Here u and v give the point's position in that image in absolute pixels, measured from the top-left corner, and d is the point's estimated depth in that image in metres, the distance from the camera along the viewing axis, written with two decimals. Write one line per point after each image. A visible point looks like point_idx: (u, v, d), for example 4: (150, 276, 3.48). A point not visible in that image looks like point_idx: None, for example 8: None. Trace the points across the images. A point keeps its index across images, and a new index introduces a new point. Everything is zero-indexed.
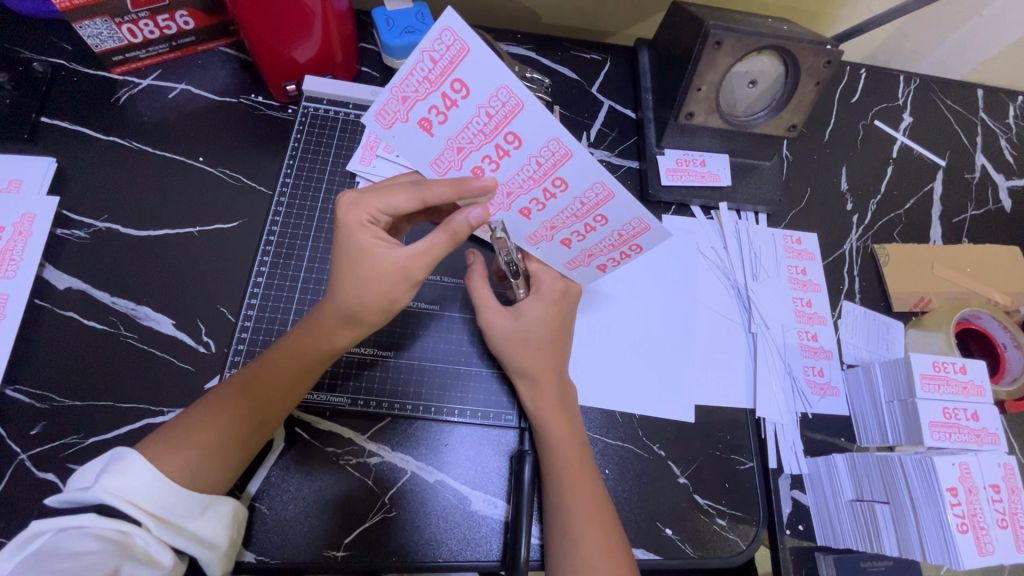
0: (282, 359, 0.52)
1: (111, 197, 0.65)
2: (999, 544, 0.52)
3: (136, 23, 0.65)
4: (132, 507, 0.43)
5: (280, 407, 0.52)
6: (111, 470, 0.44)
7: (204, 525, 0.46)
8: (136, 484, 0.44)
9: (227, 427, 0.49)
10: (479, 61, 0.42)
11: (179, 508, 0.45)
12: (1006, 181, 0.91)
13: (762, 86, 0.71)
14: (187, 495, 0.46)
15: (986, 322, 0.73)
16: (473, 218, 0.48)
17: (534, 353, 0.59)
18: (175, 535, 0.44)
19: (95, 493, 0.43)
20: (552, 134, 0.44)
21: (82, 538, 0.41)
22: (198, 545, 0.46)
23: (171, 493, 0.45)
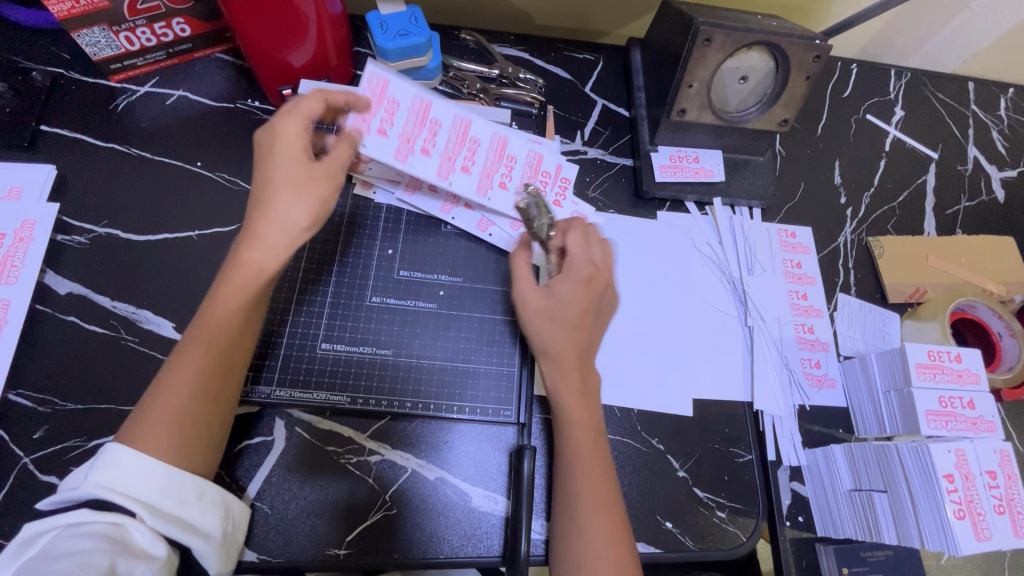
0: (224, 296, 0.49)
1: (111, 201, 0.66)
2: (996, 530, 0.52)
3: (133, 30, 0.67)
4: (129, 496, 0.44)
5: (238, 349, 0.50)
6: (100, 464, 0.44)
7: (198, 514, 0.47)
8: (128, 475, 0.44)
9: (196, 384, 0.48)
10: (440, 104, 0.63)
11: (172, 498, 0.45)
12: (999, 173, 0.92)
13: (753, 82, 0.71)
14: (179, 484, 0.46)
15: (981, 312, 0.74)
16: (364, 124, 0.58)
17: (565, 344, 0.58)
18: (173, 525, 0.45)
19: (88, 487, 0.44)
20: (372, 69, 0.60)
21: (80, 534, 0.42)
22: (194, 534, 0.46)
23: (162, 483, 0.45)
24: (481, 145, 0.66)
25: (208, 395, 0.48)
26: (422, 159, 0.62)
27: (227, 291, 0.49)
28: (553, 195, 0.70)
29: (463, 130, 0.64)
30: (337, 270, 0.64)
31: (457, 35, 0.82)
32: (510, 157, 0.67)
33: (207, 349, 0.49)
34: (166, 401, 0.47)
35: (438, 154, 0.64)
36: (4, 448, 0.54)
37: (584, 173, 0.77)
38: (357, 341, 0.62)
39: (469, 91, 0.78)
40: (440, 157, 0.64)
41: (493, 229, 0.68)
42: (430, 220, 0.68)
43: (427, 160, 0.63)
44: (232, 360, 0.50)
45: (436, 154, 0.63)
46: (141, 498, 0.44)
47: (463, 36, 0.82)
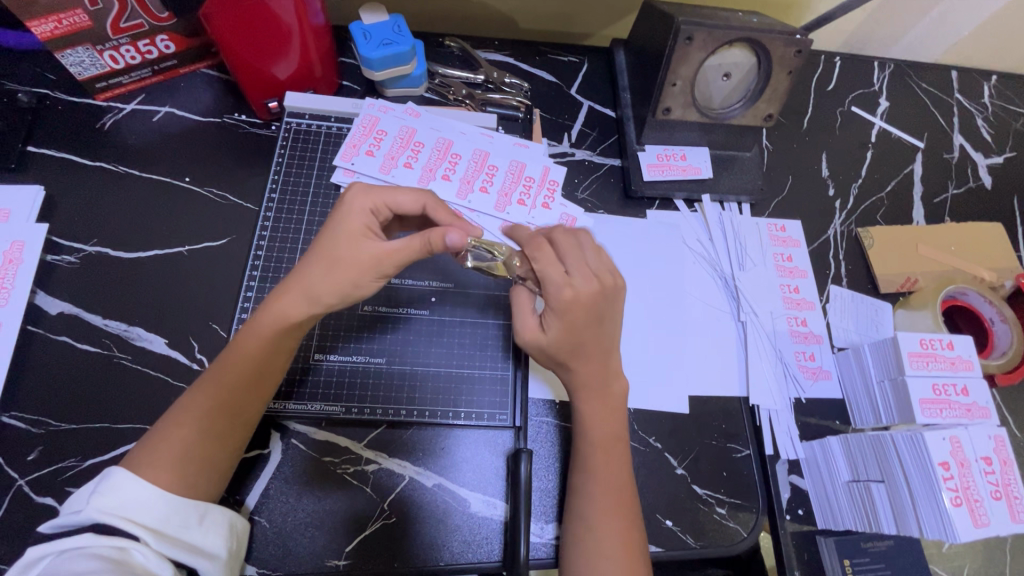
0: (247, 340, 0.51)
1: (100, 219, 0.66)
2: (994, 516, 0.52)
3: (117, 49, 0.67)
4: (133, 521, 0.44)
5: (254, 400, 0.52)
6: (105, 488, 0.45)
7: (202, 536, 0.47)
8: (135, 498, 0.45)
9: (206, 423, 0.49)
10: (422, 128, 0.69)
11: (177, 521, 0.46)
12: (985, 160, 0.92)
13: (737, 78, 0.72)
14: (184, 506, 0.46)
15: (972, 298, 0.74)
16: (449, 239, 0.51)
17: (602, 364, 0.56)
18: (178, 547, 0.45)
19: (92, 511, 0.43)
20: (365, 110, 0.70)
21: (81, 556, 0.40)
22: (200, 556, 0.46)
23: (168, 505, 0.46)
24: (461, 159, 0.68)
25: (213, 437, 0.49)
26: (403, 171, 0.66)
27: (247, 339, 0.51)
28: (542, 198, 0.68)
29: (445, 147, 0.68)
30: None
31: (442, 42, 0.82)
32: (492, 166, 0.68)
33: (224, 394, 0.50)
34: (173, 437, 0.48)
35: (419, 166, 0.67)
36: None
37: (572, 174, 0.78)
38: (351, 351, 0.62)
39: (455, 97, 0.78)
40: (421, 168, 0.66)
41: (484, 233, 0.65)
42: None
43: (407, 172, 0.66)
44: (244, 408, 0.51)
45: (418, 167, 0.66)
46: (145, 522, 0.44)
47: (448, 43, 0.82)
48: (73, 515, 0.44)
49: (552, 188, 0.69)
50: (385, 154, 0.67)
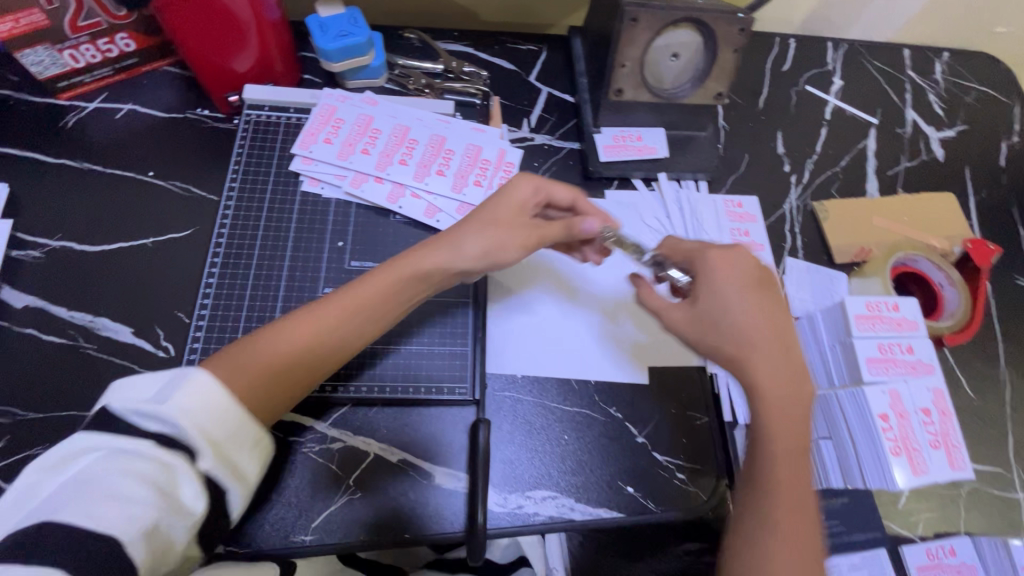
0: (360, 290, 0.55)
1: (65, 215, 0.67)
2: (933, 464, 0.55)
3: (77, 47, 0.68)
4: (197, 429, 0.42)
5: (348, 343, 0.54)
6: (186, 387, 0.43)
7: (248, 460, 0.45)
8: (209, 410, 0.43)
9: (299, 353, 0.51)
10: (379, 116, 0.71)
11: (234, 438, 0.44)
12: (937, 133, 0.95)
13: (685, 58, 0.74)
14: (243, 427, 0.44)
15: (922, 264, 0.76)
16: (589, 226, 0.61)
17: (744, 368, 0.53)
18: (224, 470, 0.43)
19: (164, 411, 0.42)
20: (322, 100, 0.72)
21: (125, 466, 0.40)
22: (238, 481, 0.44)
23: (231, 423, 0.44)
24: (418, 144, 0.70)
25: (302, 368, 0.52)
26: (360, 158, 0.68)
27: (354, 289, 0.55)
28: (497, 179, 0.70)
29: (402, 134, 0.70)
30: (289, 264, 0.65)
31: (401, 34, 0.84)
32: (449, 150, 0.70)
33: (313, 337, 0.52)
34: (275, 360, 0.50)
35: (376, 152, 0.69)
36: None
37: (531, 158, 0.79)
38: None
39: (415, 86, 0.80)
40: (378, 155, 0.69)
41: (440, 214, 0.68)
42: (378, 210, 0.68)
43: (365, 158, 0.68)
44: (341, 349, 0.54)
45: (374, 152, 0.68)
46: (202, 437, 0.42)
47: (407, 35, 0.84)
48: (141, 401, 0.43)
49: (507, 170, 0.71)
50: (343, 141, 0.69)
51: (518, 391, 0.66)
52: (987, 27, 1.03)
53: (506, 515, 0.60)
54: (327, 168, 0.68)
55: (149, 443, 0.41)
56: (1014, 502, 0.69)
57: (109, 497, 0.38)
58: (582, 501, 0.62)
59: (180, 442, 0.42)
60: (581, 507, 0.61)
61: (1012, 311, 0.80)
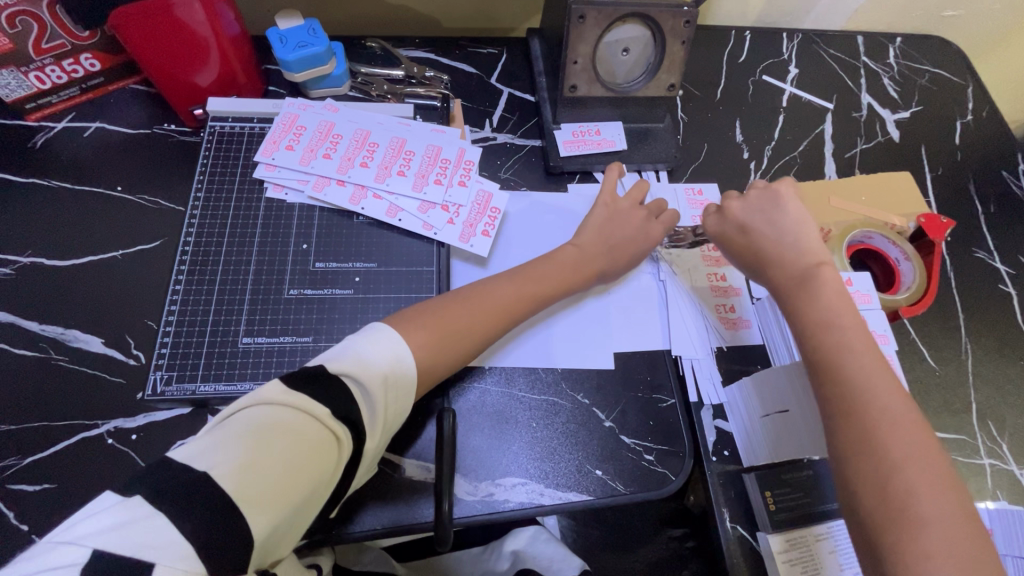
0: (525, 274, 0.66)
1: (36, 232, 0.69)
2: None
3: (42, 69, 0.70)
4: (373, 408, 0.51)
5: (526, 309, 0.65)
6: (371, 348, 0.53)
7: (380, 451, 0.54)
8: (393, 392, 0.53)
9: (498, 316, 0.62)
10: (340, 122, 0.73)
11: (387, 427, 0.53)
12: (893, 115, 0.98)
13: (636, 53, 0.76)
14: (397, 397, 0.53)
15: (878, 241, 0.78)
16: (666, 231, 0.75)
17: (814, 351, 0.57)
18: (370, 455, 0.52)
19: (368, 378, 0.51)
20: (284, 107, 0.74)
21: (306, 431, 0.47)
22: (367, 470, 0.53)
23: (391, 386, 0.53)
24: (379, 147, 0.72)
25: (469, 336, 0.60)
26: (322, 162, 0.70)
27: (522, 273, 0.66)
28: (459, 177, 0.72)
29: (363, 138, 0.72)
30: (254, 269, 0.66)
31: (363, 43, 0.86)
32: (409, 151, 0.72)
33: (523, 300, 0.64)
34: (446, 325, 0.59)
35: (338, 156, 0.70)
36: None
37: (494, 156, 0.81)
38: (278, 332, 0.63)
39: (378, 93, 0.82)
40: (340, 159, 0.70)
41: (402, 213, 0.69)
42: (340, 212, 0.70)
43: (326, 162, 0.70)
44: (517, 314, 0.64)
45: (336, 157, 0.70)
46: (373, 421, 0.51)
47: (369, 44, 0.86)
48: (370, 364, 0.52)
49: (468, 168, 0.73)
50: (305, 148, 0.71)
51: (485, 382, 0.67)
52: (937, 10, 1.06)
53: (477, 503, 0.61)
54: (290, 174, 0.70)
55: (326, 409, 0.48)
56: (979, 467, 0.70)
57: (278, 462, 0.44)
58: (552, 485, 0.63)
59: (358, 417, 0.50)
60: (551, 492, 0.62)
61: (971, 283, 0.82)
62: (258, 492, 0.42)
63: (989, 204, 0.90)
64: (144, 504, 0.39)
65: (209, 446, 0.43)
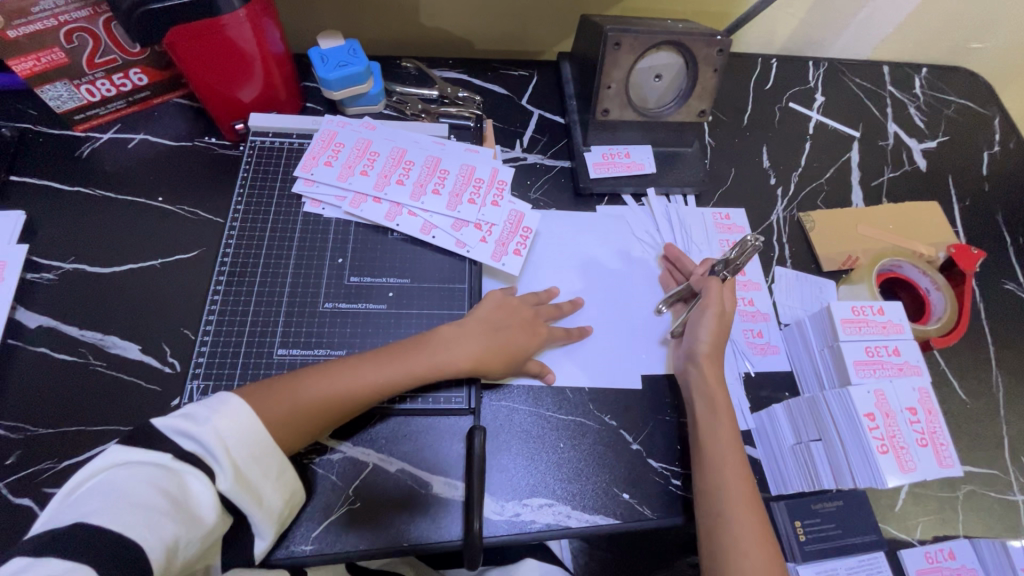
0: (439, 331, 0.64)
1: (78, 239, 0.70)
2: (921, 461, 0.56)
3: (94, 83, 0.73)
4: (221, 468, 0.48)
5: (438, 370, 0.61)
6: (226, 410, 0.50)
7: (267, 486, 0.51)
8: (243, 451, 0.49)
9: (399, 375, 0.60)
10: (378, 140, 0.75)
11: (253, 464, 0.50)
12: (919, 145, 0.98)
13: (667, 79, 0.78)
14: (266, 458, 0.50)
15: (907, 270, 0.78)
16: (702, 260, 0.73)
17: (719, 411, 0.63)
18: (244, 494, 0.49)
19: (202, 439, 0.48)
20: (323, 125, 0.76)
21: (162, 478, 0.46)
22: (257, 504, 0.50)
23: (257, 447, 0.50)
24: (415, 165, 0.73)
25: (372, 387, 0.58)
26: (360, 178, 0.71)
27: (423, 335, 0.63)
28: (492, 197, 0.73)
29: (399, 156, 0.74)
30: (290, 281, 0.67)
31: (399, 63, 0.89)
32: (444, 170, 0.73)
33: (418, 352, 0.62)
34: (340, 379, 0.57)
35: (375, 173, 0.72)
36: None
37: (524, 176, 0.83)
38: (313, 344, 0.64)
39: (412, 111, 0.83)
40: (376, 176, 0.72)
41: (436, 230, 0.71)
42: (376, 228, 0.71)
43: (364, 179, 0.72)
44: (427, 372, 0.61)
45: (373, 173, 0.72)
46: (232, 480, 0.48)
47: (405, 64, 0.88)
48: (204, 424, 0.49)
49: (501, 188, 0.74)
50: (343, 164, 0.72)
51: (512, 401, 0.67)
52: (963, 42, 1.06)
53: (504, 523, 0.61)
54: (329, 188, 0.71)
55: (170, 457, 0.48)
56: (1013, 503, 0.69)
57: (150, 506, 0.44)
58: (579, 508, 0.62)
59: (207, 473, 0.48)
60: (578, 514, 0.62)
61: (1002, 315, 0.81)
62: (141, 529, 0.43)
63: (1019, 236, 0.90)
64: (21, 558, 0.40)
65: (80, 498, 0.44)
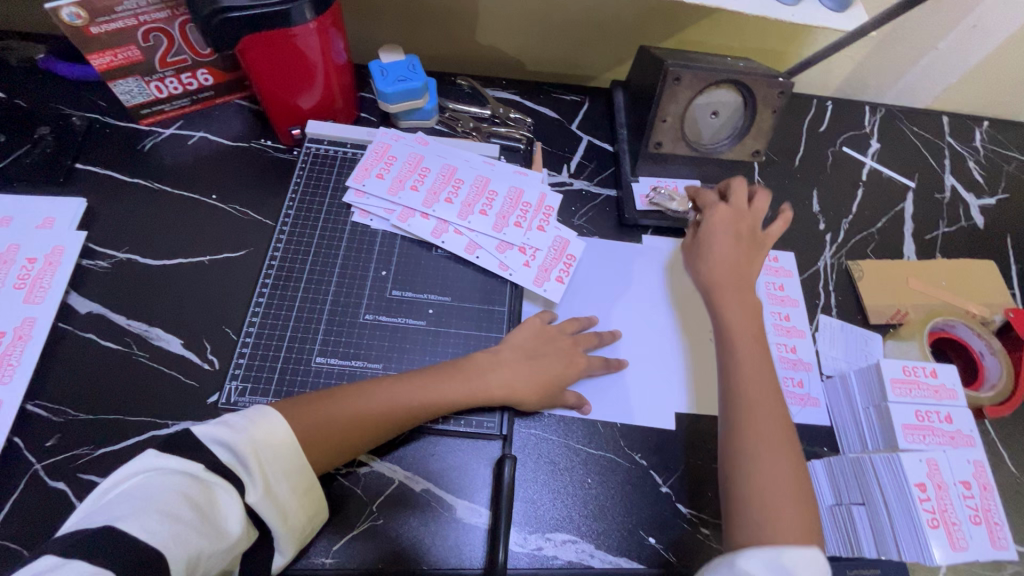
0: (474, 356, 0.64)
1: (134, 230, 0.72)
2: (973, 540, 0.53)
3: (163, 80, 0.75)
4: (251, 480, 0.49)
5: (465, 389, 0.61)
6: (262, 423, 0.50)
7: (292, 503, 0.51)
8: (275, 465, 0.50)
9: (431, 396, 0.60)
10: (429, 156, 0.75)
11: (282, 480, 0.51)
12: (977, 200, 0.95)
13: (724, 116, 0.77)
14: (294, 475, 0.51)
15: (961, 331, 0.75)
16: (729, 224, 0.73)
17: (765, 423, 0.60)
18: (270, 508, 0.50)
19: (236, 448, 0.49)
20: (379, 137, 0.77)
21: (193, 490, 0.47)
22: (281, 520, 0.51)
23: (287, 462, 0.51)
24: (464, 184, 0.74)
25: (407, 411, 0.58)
26: (409, 193, 0.72)
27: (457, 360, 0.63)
28: (537, 222, 0.73)
29: (449, 173, 0.74)
30: (334, 289, 0.68)
31: (454, 80, 0.90)
32: (492, 191, 0.74)
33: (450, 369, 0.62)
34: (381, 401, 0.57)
35: (424, 190, 0.73)
36: (19, 453, 0.58)
37: (570, 203, 0.82)
38: (351, 356, 0.64)
39: (463, 129, 0.84)
40: (426, 192, 0.72)
41: (480, 251, 0.71)
42: (420, 243, 0.72)
43: (413, 194, 0.72)
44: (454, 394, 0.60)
45: (422, 190, 0.72)
46: (260, 493, 0.49)
47: (459, 82, 0.89)
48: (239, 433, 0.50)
49: (547, 214, 0.74)
50: (394, 177, 0.73)
51: (543, 430, 0.66)
52: None
53: (526, 556, 0.59)
54: (379, 200, 0.72)
55: (202, 468, 0.48)
56: None
57: (178, 518, 0.44)
58: (602, 547, 0.61)
59: (237, 484, 0.49)
60: (601, 554, 0.60)
61: None
62: (168, 543, 0.43)
63: None
64: (53, 556, 0.41)
65: (114, 500, 0.45)
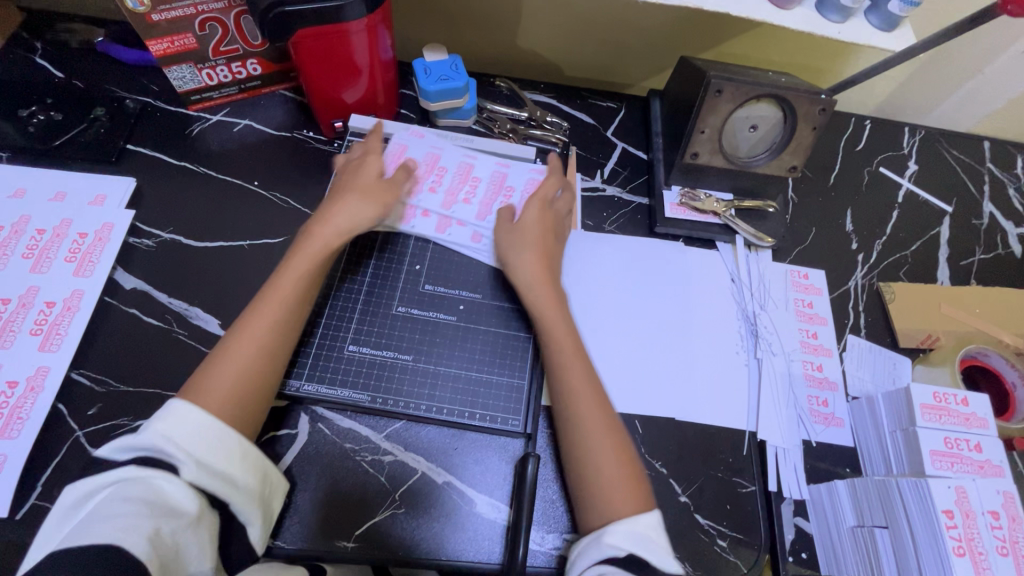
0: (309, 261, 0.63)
1: (178, 211, 0.75)
2: (999, 571, 0.53)
3: (214, 68, 0.78)
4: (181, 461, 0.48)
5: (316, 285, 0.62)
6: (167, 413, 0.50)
7: (233, 468, 0.50)
8: (196, 439, 0.49)
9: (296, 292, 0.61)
10: (447, 156, 0.77)
11: (211, 451, 0.50)
12: (1016, 229, 0.93)
13: (762, 130, 0.77)
14: (220, 439, 0.50)
15: (994, 360, 0.75)
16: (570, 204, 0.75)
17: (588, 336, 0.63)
18: (213, 480, 0.49)
19: (150, 440, 0.48)
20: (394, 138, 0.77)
21: (130, 488, 0.46)
22: (232, 489, 0.50)
23: (205, 430, 0.50)
24: (481, 183, 0.76)
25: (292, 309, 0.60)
26: (429, 195, 0.74)
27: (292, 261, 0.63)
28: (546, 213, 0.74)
29: (467, 172, 0.76)
30: (369, 280, 0.70)
31: (493, 82, 0.91)
32: (509, 188, 0.76)
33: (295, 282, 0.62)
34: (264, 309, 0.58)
35: (442, 192, 0.74)
36: (62, 420, 0.60)
37: (601, 208, 0.83)
38: (383, 346, 0.66)
39: (500, 130, 0.85)
40: (444, 194, 0.74)
41: None
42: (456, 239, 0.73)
43: (431, 196, 0.74)
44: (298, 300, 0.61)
45: (441, 191, 0.74)
46: (195, 468, 0.48)
47: (498, 83, 0.90)
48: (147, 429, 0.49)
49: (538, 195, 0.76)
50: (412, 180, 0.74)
51: None
52: None
53: (543, 554, 0.60)
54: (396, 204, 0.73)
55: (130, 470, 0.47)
56: None
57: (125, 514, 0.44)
58: None
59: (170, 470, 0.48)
60: None
61: None
62: (122, 533, 0.43)
63: None
64: None
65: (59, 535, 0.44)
